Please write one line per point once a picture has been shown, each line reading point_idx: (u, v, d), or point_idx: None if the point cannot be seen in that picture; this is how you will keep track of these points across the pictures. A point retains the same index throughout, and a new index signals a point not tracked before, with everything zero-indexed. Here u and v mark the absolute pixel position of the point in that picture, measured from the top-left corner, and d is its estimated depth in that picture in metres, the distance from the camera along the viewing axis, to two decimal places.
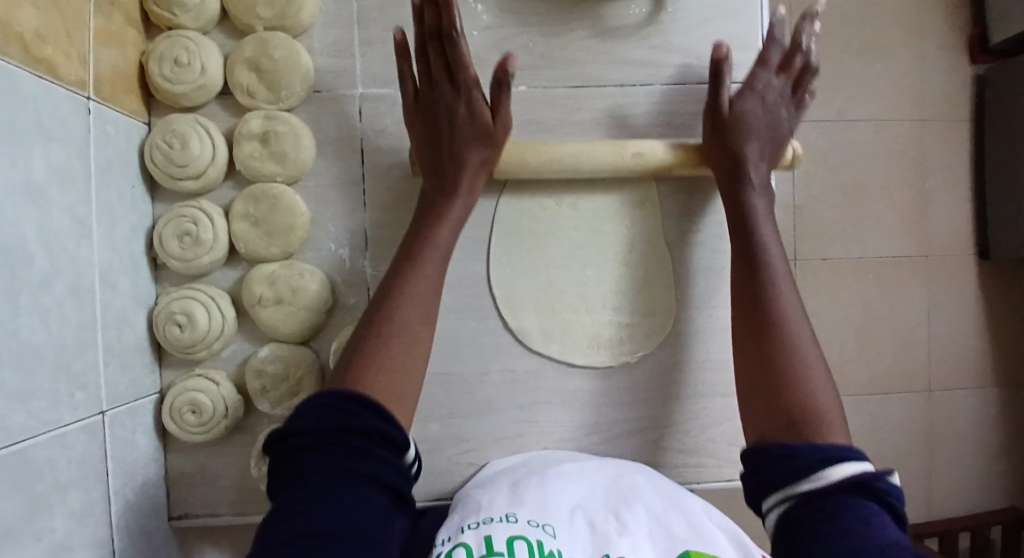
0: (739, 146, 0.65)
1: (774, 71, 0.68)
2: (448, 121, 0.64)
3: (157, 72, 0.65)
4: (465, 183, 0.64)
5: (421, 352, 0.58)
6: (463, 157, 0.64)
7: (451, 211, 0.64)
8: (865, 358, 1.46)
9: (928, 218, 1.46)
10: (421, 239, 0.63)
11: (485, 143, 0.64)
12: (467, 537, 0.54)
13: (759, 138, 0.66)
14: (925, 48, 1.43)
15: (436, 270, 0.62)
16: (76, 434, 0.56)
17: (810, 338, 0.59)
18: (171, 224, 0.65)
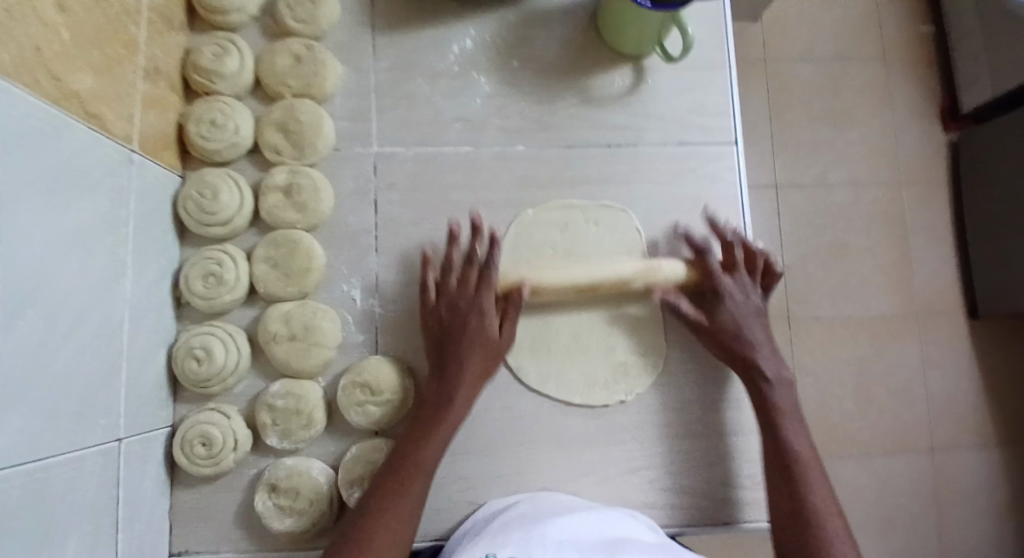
0: (724, 306, 0.72)
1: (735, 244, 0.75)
2: (466, 305, 0.70)
3: (195, 132, 0.72)
4: (476, 355, 0.68)
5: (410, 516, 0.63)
6: (484, 309, 0.69)
7: (468, 366, 0.68)
8: (866, 416, 1.46)
9: (916, 276, 1.50)
10: (450, 379, 0.68)
11: (491, 358, 0.69)
12: None
13: (745, 307, 0.72)
14: (897, 120, 1.54)
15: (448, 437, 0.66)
16: (93, 457, 0.58)
17: (817, 468, 0.66)
18: (197, 266, 0.71)
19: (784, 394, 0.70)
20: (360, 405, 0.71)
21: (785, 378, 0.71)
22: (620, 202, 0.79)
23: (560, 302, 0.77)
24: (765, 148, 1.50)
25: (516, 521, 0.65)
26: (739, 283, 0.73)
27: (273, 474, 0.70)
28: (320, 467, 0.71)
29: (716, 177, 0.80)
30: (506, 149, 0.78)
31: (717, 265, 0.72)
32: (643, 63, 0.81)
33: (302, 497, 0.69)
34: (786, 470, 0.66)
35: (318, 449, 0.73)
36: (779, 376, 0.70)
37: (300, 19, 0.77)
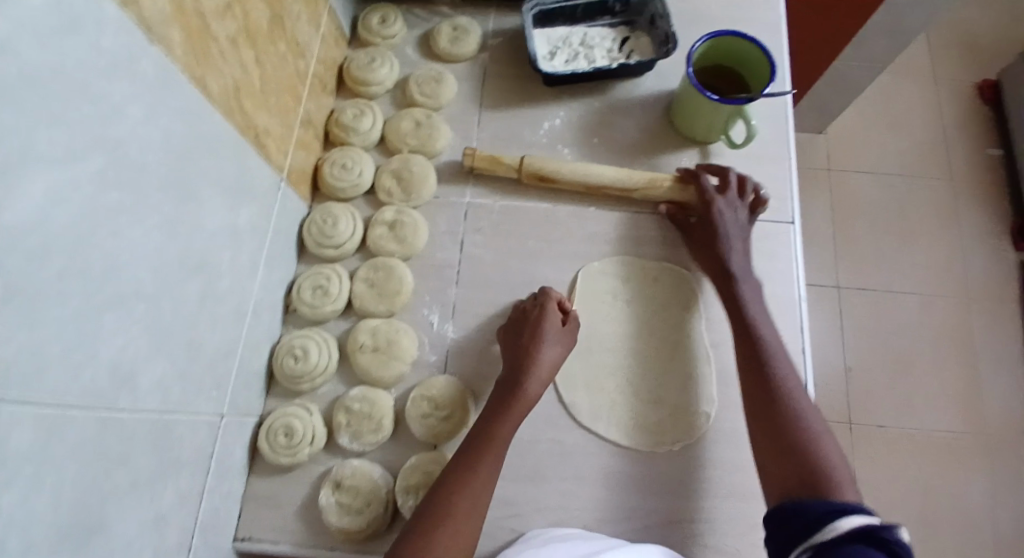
0: (714, 246, 0.82)
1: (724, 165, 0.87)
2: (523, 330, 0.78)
3: (328, 171, 0.87)
4: (536, 370, 0.74)
5: (478, 512, 0.65)
6: (539, 333, 0.77)
7: (529, 384, 0.73)
8: (933, 536, 1.36)
9: (987, 391, 1.45)
10: (506, 401, 0.72)
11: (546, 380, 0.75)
12: None
13: (734, 227, 0.82)
14: (963, 234, 1.56)
15: (506, 441, 0.70)
16: (199, 423, 0.68)
17: (805, 401, 0.68)
18: (308, 279, 0.82)
19: (750, 289, 0.78)
20: (424, 417, 0.79)
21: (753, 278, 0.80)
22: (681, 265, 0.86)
23: (617, 345, 0.84)
24: (827, 250, 1.55)
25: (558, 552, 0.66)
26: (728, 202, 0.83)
27: (340, 472, 0.78)
28: (381, 472, 0.78)
29: (770, 252, 0.86)
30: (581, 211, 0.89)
31: (710, 187, 0.84)
32: (711, 149, 0.91)
33: (363, 496, 0.76)
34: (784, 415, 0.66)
35: (381, 457, 0.80)
36: (750, 282, 0.79)
37: (425, 93, 0.93)
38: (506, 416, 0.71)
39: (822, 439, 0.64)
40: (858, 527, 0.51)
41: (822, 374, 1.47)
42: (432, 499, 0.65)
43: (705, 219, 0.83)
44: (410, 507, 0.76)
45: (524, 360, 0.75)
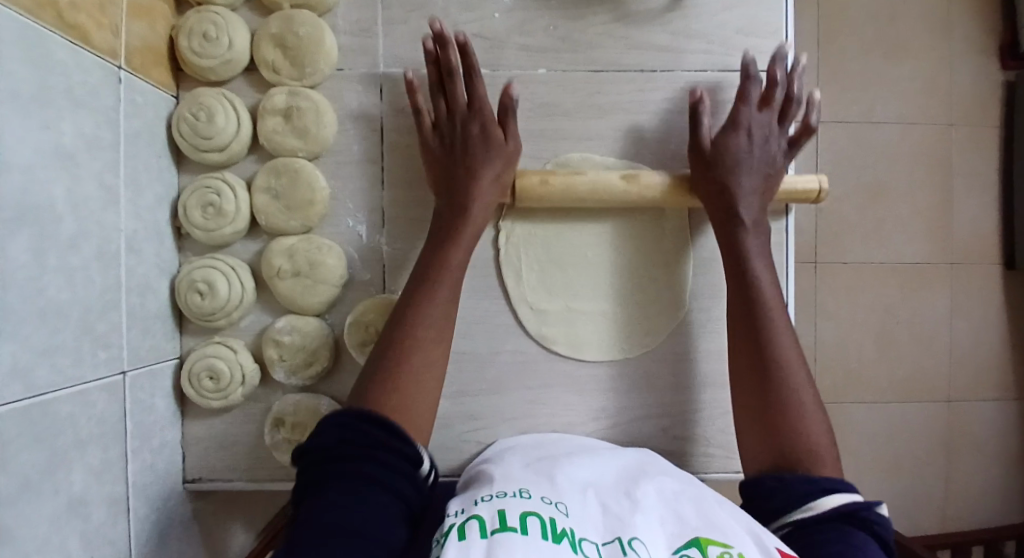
0: (470, 75, 0.65)
1: (467, 109, 0.66)
2: (461, 140, 0.65)
3: (186, 47, 0.66)
4: (479, 205, 0.65)
5: (433, 385, 0.61)
6: (478, 199, 0.65)
7: (485, 167, 0.65)
8: (887, 366, 1.42)
9: (955, 222, 1.41)
10: (433, 276, 0.63)
11: (505, 170, 0.66)
12: (481, 509, 0.47)
13: (481, 112, 0.65)
14: (957, 50, 1.39)
15: (462, 264, 0.64)
16: (96, 392, 0.57)
17: (781, 313, 0.64)
18: (195, 194, 0.67)
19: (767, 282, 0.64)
20: (364, 346, 0.69)
21: (506, 151, 0.66)
22: (649, 134, 0.71)
23: (576, 254, 0.71)
24: (811, 80, 1.38)
25: (530, 460, 0.62)
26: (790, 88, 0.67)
27: (282, 408, 0.69)
28: (329, 403, 0.70)
29: None
30: (526, 72, 0.70)
31: (489, 113, 0.65)
32: None
33: (310, 431, 0.69)
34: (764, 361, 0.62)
35: (326, 386, 0.71)
36: (484, 135, 0.65)
37: None
38: (455, 237, 0.64)
39: (803, 383, 0.61)
40: (841, 504, 0.51)
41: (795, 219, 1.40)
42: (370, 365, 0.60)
43: (475, 118, 0.65)
44: None
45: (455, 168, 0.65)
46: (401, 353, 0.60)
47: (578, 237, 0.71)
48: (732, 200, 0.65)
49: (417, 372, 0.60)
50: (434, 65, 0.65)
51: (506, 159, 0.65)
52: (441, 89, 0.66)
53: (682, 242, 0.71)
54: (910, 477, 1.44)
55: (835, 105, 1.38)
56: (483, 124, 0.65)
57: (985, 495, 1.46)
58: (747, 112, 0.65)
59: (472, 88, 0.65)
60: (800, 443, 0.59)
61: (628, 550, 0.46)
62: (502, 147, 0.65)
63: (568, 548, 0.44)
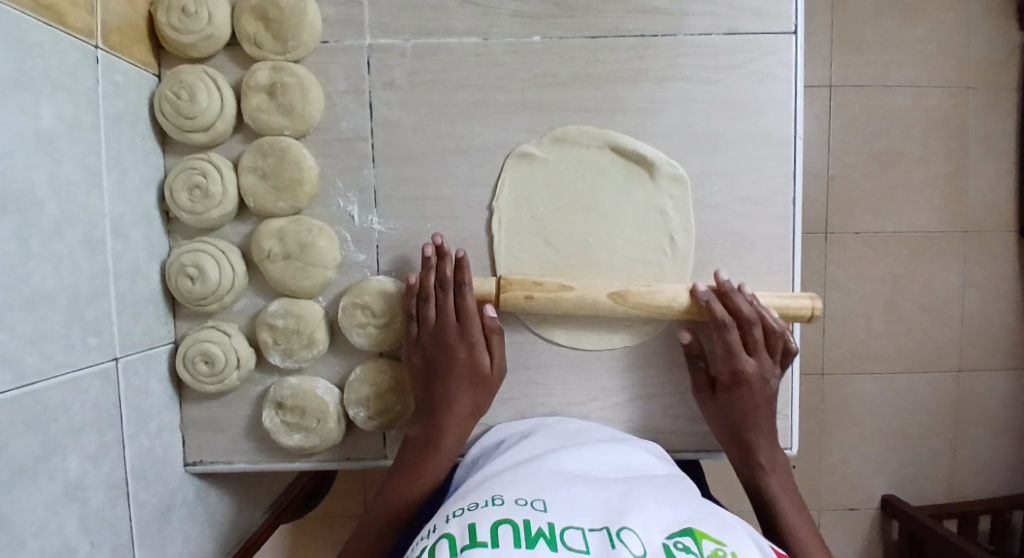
0: (465, 315, 0.65)
1: (455, 317, 0.65)
2: (444, 357, 0.64)
3: (165, 23, 0.63)
4: (453, 423, 0.64)
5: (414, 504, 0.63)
6: (450, 392, 0.64)
7: (460, 354, 0.64)
8: (897, 337, 1.40)
9: (971, 190, 1.37)
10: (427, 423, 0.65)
11: (479, 393, 0.66)
12: (450, 527, 0.47)
13: (464, 315, 0.65)
14: (979, 7, 1.32)
15: (463, 413, 0.65)
16: (88, 378, 0.57)
17: (764, 406, 0.66)
18: (181, 176, 0.65)
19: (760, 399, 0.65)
20: (359, 327, 0.68)
21: (490, 368, 0.66)
22: (649, 104, 0.68)
23: (573, 233, 0.69)
24: (823, 43, 1.32)
25: (516, 455, 0.61)
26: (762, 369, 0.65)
27: (278, 392, 0.69)
28: (325, 386, 0.69)
29: (761, 72, 0.67)
30: (520, 40, 0.67)
31: (472, 300, 0.65)
32: None
33: (307, 413, 0.68)
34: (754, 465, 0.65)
35: (323, 367, 0.71)
36: (465, 333, 0.65)
37: None
38: (445, 385, 0.64)
39: (783, 491, 0.65)
40: None
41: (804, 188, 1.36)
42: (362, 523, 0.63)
43: (460, 316, 0.65)
44: (363, 419, 0.69)
45: (437, 366, 0.64)
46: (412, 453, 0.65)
47: (577, 221, 0.69)
48: (729, 399, 0.65)
49: (451, 445, 0.64)
50: (430, 281, 0.65)
51: (484, 376, 0.66)
52: (427, 296, 0.65)
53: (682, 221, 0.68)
54: (917, 448, 1.43)
55: (848, 68, 1.32)
56: (464, 327, 0.65)
57: (993, 465, 1.45)
58: (732, 335, 0.64)
59: (460, 270, 0.64)
60: (795, 548, 0.62)
61: (616, 541, 0.44)
62: (480, 369, 0.65)
63: (545, 549, 0.44)
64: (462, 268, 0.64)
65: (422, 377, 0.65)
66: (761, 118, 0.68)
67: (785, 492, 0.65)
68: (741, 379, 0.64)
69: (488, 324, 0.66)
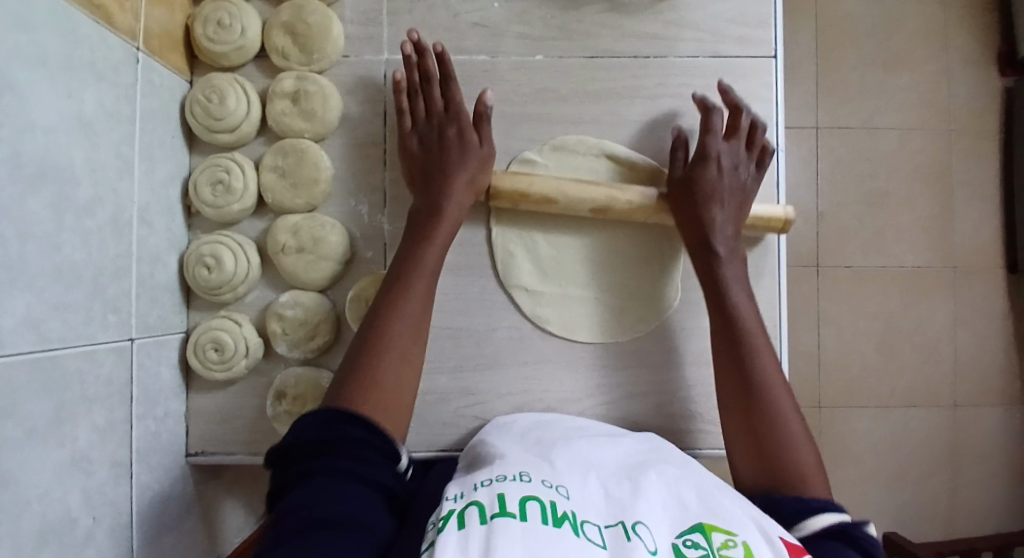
0: (454, 96, 0.68)
1: (443, 108, 0.68)
2: (438, 145, 0.67)
3: (201, 34, 0.70)
4: (446, 222, 0.66)
5: (414, 366, 0.60)
6: (444, 204, 0.66)
7: (455, 174, 0.67)
8: (890, 370, 1.42)
9: (956, 228, 1.42)
10: (409, 255, 0.64)
11: (478, 172, 0.68)
12: (479, 494, 0.46)
13: (450, 111, 0.68)
14: (955, 58, 1.42)
15: (435, 267, 0.64)
16: (104, 352, 0.59)
17: (761, 336, 0.64)
18: (205, 172, 0.70)
19: (739, 291, 0.65)
20: (365, 319, 0.71)
21: (482, 156, 0.68)
22: (641, 118, 0.74)
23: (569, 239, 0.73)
24: (809, 88, 1.41)
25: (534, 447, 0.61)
26: (733, 151, 0.68)
27: (284, 381, 0.71)
28: (330, 376, 0.72)
29: (745, 92, 0.73)
30: (524, 59, 0.73)
31: (457, 99, 0.68)
32: None
33: (310, 402, 0.71)
34: (746, 376, 0.61)
35: (327, 360, 0.73)
36: (460, 141, 0.67)
37: None
38: (443, 188, 0.66)
39: (786, 409, 0.60)
40: (833, 524, 0.50)
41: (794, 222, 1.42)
42: (342, 376, 0.57)
43: (451, 117, 0.68)
44: None
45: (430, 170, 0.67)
46: (402, 282, 0.62)
47: (574, 228, 0.74)
48: (703, 194, 0.67)
49: (393, 381, 0.58)
50: (421, 76, 0.68)
51: (473, 146, 0.68)
52: (423, 89, 0.69)
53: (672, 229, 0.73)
54: (914, 485, 1.43)
55: (833, 110, 1.40)
56: (457, 128, 0.68)
57: (992, 505, 1.44)
58: (715, 143, 0.68)
59: (447, 77, 0.68)
60: (787, 461, 0.57)
61: (632, 535, 0.44)
62: (478, 151, 0.68)
63: (570, 531, 0.43)
64: (446, 61, 0.67)
65: (416, 209, 0.67)
66: None
67: (783, 407, 0.60)
68: (713, 189, 0.67)
69: (480, 108, 0.69)
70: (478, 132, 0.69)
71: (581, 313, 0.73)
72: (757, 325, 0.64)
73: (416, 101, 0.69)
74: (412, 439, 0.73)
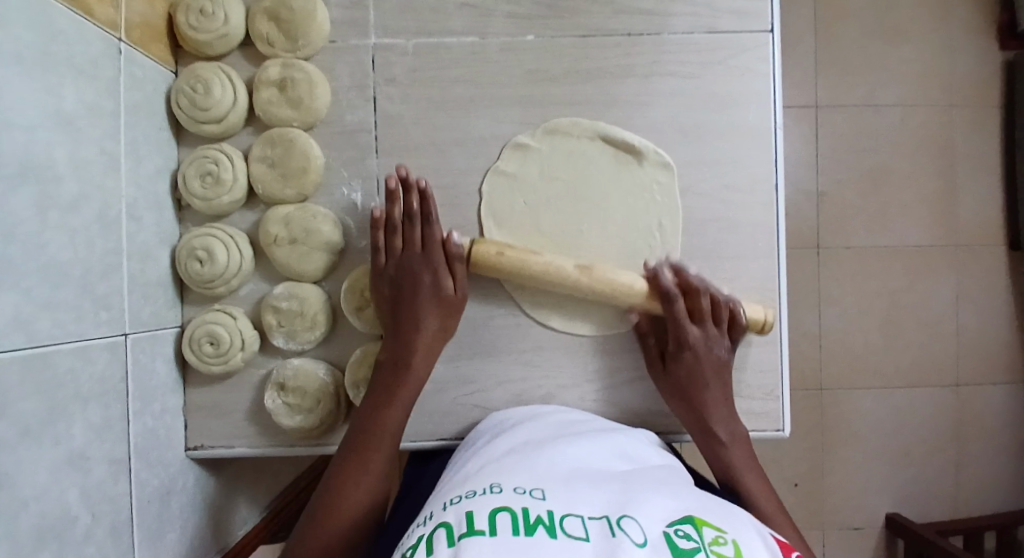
0: (428, 240, 0.68)
1: (418, 249, 0.67)
2: (407, 285, 0.67)
3: (184, 23, 0.68)
4: (420, 356, 0.66)
5: (379, 478, 0.63)
6: (421, 323, 0.66)
7: (422, 316, 0.66)
8: (893, 349, 1.41)
9: (958, 204, 1.41)
10: (384, 388, 0.65)
11: (446, 319, 0.68)
12: (447, 515, 0.44)
13: (426, 261, 0.67)
14: (955, 30, 1.39)
15: (420, 378, 0.67)
16: (97, 350, 0.59)
17: (718, 385, 0.68)
18: (194, 164, 0.69)
19: (705, 370, 0.68)
20: (359, 310, 0.70)
21: (451, 298, 0.68)
22: (635, 98, 0.72)
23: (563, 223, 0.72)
24: (806, 65, 1.38)
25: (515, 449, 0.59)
26: (705, 335, 0.68)
27: (281, 374, 0.71)
28: (327, 368, 0.71)
29: (740, 68, 0.72)
30: (514, 39, 0.72)
31: (439, 233, 0.68)
32: None
33: (308, 394, 0.70)
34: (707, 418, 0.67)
35: (324, 351, 0.73)
36: (432, 287, 0.67)
37: None
38: (410, 340, 0.66)
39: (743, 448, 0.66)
40: None
41: (793, 202, 1.40)
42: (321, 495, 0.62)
43: (422, 265, 0.67)
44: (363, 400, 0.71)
45: (401, 296, 0.67)
46: (367, 443, 0.64)
47: (568, 212, 0.72)
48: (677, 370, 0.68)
49: (357, 505, 0.61)
50: (399, 211, 0.68)
51: (444, 291, 0.67)
52: (399, 233, 0.68)
53: (666, 209, 0.71)
54: (918, 464, 1.43)
55: (832, 87, 1.38)
56: (425, 257, 0.67)
57: (996, 481, 1.44)
58: (688, 331, 0.67)
59: (425, 203, 0.68)
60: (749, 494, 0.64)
61: (615, 531, 0.42)
62: (448, 297, 0.68)
63: (545, 537, 0.41)
64: (428, 200, 0.68)
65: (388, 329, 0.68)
66: (741, 112, 0.72)
67: (739, 448, 0.66)
68: (688, 366, 0.67)
69: (451, 250, 0.68)
70: (452, 273, 0.68)
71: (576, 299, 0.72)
72: (719, 378, 0.68)
73: (402, 230, 0.68)
74: (412, 429, 0.73)
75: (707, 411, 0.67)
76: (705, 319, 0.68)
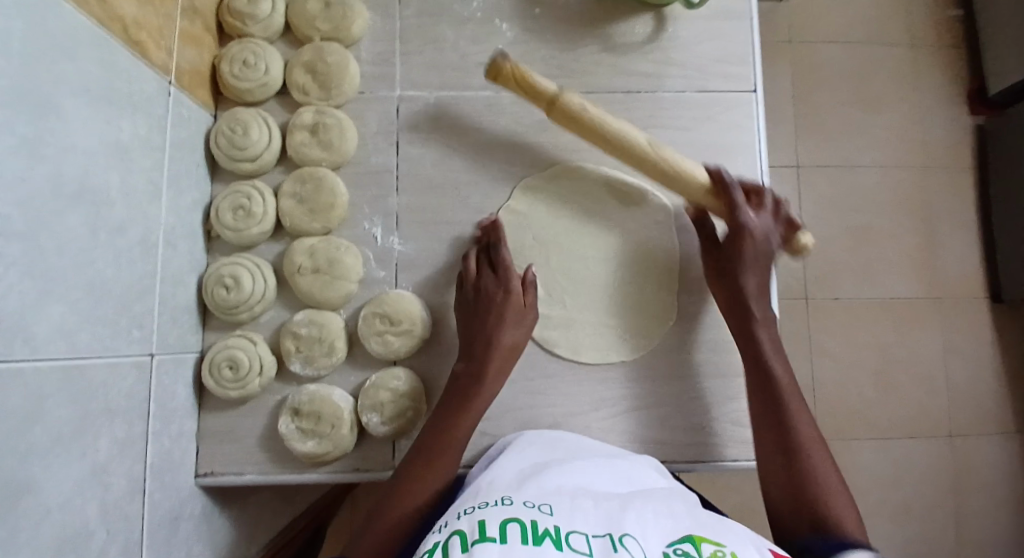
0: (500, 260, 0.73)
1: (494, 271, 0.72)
2: (482, 301, 0.71)
3: (227, 72, 0.75)
4: (497, 369, 0.69)
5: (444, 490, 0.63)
6: (497, 338, 0.69)
7: (500, 329, 0.69)
8: (886, 398, 1.44)
9: (940, 259, 1.48)
10: (460, 400, 0.67)
11: (521, 333, 0.71)
12: (460, 523, 0.44)
13: (499, 278, 0.72)
14: (926, 99, 1.51)
15: (493, 391, 0.69)
16: (127, 367, 0.61)
17: (782, 363, 0.67)
18: (227, 199, 0.74)
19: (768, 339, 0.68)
20: (380, 333, 0.73)
21: (522, 321, 0.71)
22: None
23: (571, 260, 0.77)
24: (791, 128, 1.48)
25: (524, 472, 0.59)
26: (765, 222, 0.70)
27: (297, 399, 0.73)
28: (341, 394, 0.73)
29: (732, 123, 0.79)
30: None
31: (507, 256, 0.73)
32: (666, 12, 0.81)
33: (322, 418, 0.72)
34: (769, 391, 0.66)
35: (339, 378, 0.76)
36: (506, 298, 0.71)
37: None
38: (488, 353, 0.69)
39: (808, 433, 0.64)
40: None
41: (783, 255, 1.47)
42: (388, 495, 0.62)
43: (495, 282, 0.71)
44: (376, 425, 0.73)
45: (480, 310, 0.71)
46: (437, 448, 0.65)
47: (575, 249, 0.77)
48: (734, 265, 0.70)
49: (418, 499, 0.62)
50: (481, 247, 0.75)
51: (522, 305, 0.71)
52: (477, 259, 0.74)
53: (663, 252, 0.77)
54: (918, 517, 1.42)
55: (815, 148, 1.48)
56: (497, 276, 0.72)
57: (997, 537, 1.43)
58: (745, 215, 0.69)
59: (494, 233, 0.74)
60: (812, 482, 0.61)
61: (619, 547, 0.42)
62: (522, 311, 0.71)
63: (551, 549, 0.41)
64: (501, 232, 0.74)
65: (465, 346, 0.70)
66: (733, 161, 0.78)
67: (806, 432, 0.64)
68: (746, 258, 0.69)
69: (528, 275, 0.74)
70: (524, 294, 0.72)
71: (585, 332, 0.76)
72: (777, 351, 0.68)
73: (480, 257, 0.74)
74: None
75: (773, 390, 0.66)
76: (766, 210, 0.71)
